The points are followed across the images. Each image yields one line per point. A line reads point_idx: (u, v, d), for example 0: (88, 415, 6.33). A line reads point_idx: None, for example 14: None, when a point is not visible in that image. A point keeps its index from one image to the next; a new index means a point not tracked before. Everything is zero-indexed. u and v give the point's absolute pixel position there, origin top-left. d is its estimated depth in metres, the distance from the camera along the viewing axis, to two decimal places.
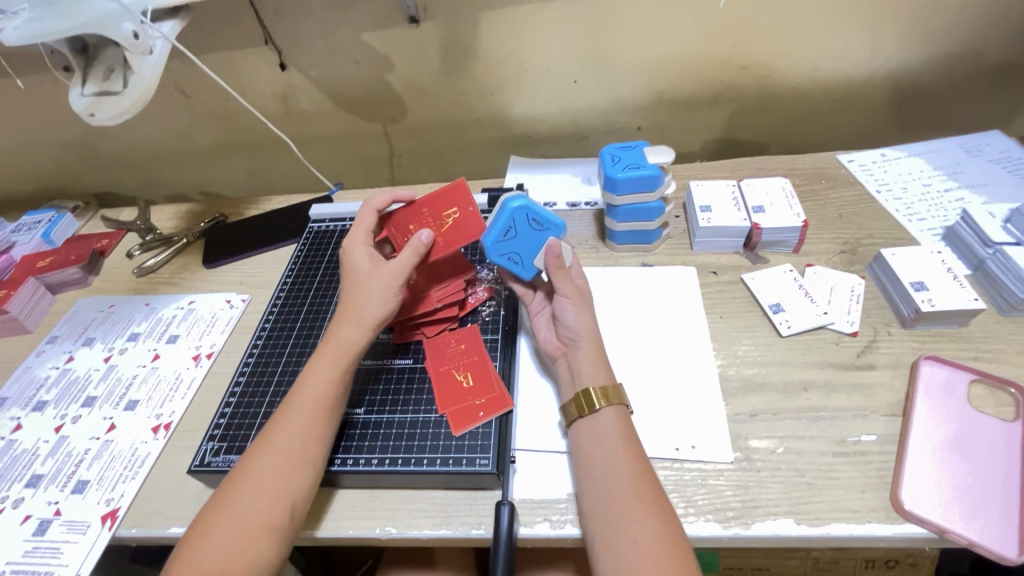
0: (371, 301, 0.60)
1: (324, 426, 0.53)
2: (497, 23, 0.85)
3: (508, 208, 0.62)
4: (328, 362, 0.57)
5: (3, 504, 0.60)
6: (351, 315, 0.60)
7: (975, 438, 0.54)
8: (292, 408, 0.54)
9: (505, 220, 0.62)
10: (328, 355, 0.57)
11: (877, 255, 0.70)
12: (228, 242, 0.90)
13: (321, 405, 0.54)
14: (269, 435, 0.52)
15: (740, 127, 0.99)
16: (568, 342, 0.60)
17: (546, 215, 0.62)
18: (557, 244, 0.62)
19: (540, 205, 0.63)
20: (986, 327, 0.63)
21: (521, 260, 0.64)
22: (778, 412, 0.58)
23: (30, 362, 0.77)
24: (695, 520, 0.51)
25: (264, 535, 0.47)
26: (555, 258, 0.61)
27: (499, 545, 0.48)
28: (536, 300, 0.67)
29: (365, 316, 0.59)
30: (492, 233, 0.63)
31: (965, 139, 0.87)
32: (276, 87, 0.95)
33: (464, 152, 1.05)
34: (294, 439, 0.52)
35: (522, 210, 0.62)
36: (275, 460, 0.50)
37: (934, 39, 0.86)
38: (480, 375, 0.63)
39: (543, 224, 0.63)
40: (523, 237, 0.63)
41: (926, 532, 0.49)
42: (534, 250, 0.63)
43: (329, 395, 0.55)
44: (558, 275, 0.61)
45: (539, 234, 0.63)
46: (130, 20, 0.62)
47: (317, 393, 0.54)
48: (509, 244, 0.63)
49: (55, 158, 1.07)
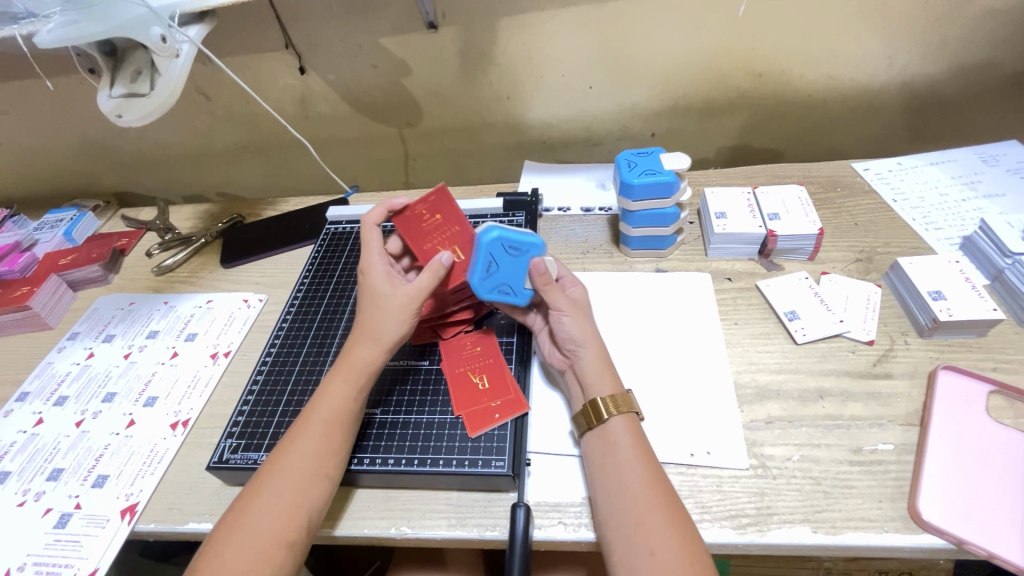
0: (389, 321, 0.58)
1: (340, 441, 0.54)
2: (515, 28, 0.86)
3: (482, 244, 0.61)
4: (344, 379, 0.56)
5: (24, 496, 0.61)
6: (368, 335, 0.58)
7: (994, 450, 0.53)
8: (309, 424, 0.54)
9: (483, 256, 0.61)
10: (345, 371, 0.57)
11: (893, 263, 0.70)
12: (245, 242, 0.91)
13: (338, 421, 0.54)
14: (285, 449, 0.53)
15: (755, 135, 0.99)
16: (570, 352, 0.61)
17: (521, 239, 0.62)
18: (541, 262, 0.61)
19: (513, 231, 0.62)
20: (1005, 337, 0.63)
21: (512, 289, 0.63)
22: (794, 419, 0.58)
23: (51, 358, 0.78)
24: (711, 527, 0.51)
25: (280, 550, 0.47)
26: (542, 275, 0.60)
27: (514, 546, 0.49)
28: (536, 321, 0.66)
29: (382, 336, 0.58)
30: (475, 272, 0.61)
31: (983, 149, 0.87)
32: (295, 90, 0.97)
33: (478, 156, 1.06)
34: (310, 454, 0.52)
35: (496, 241, 0.61)
36: (292, 474, 0.51)
37: (952, 48, 0.86)
38: (496, 378, 0.63)
39: (522, 247, 0.62)
40: (505, 267, 0.62)
41: (945, 544, 0.48)
42: (520, 275, 0.62)
43: (345, 412, 0.55)
44: (549, 290, 0.60)
45: (520, 258, 0.62)
46: (159, 24, 0.64)
47: (334, 409, 0.55)
48: (495, 278, 0.62)
49: (77, 157, 1.09)
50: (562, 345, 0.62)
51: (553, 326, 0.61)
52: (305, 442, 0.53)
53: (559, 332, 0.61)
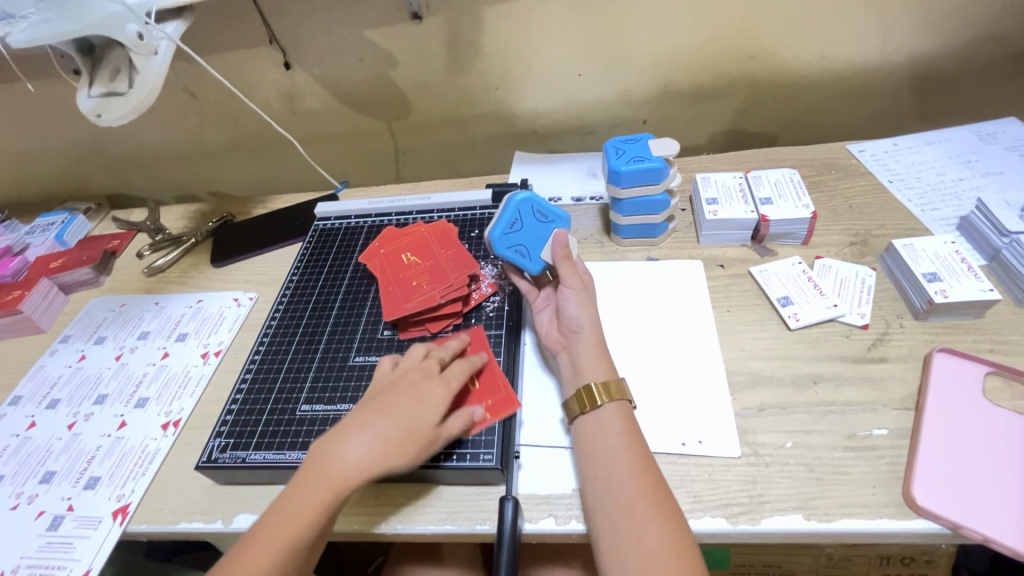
0: (384, 444, 0.50)
1: (285, 572, 0.47)
2: (500, 17, 0.85)
3: (513, 202, 0.67)
4: (314, 496, 0.49)
5: (18, 499, 0.62)
6: (357, 440, 0.51)
7: (988, 432, 0.52)
8: (262, 540, 0.48)
9: (511, 213, 0.67)
10: (316, 482, 0.49)
11: (888, 246, 0.68)
12: (236, 241, 0.91)
13: (300, 537, 0.48)
14: (281, 518, 0.48)
15: (748, 119, 0.98)
16: (570, 334, 0.60)
17: (550, 208, 0.68)
18: (564, 234, 0.65)
19: (545, 200, 0.69)
20: (1002, 318, 0.62)
21: (528, 252, 0.65)
22: (787, 406, 0.57)
23: (44, 361, 0.78)
24: (702, 516, 0.50)
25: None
26: (563, 246, 0.64)
27: (502, 540, 0.48)
28: (540, 296, 0.67)
29: (370, 456, 0.50)
30: (499, 226, 0.66)
31: (980, 127, 0.85)
32: (281, 86, 0.96)
33: (469, 148, 1.05)
34: (303, 534, 0.48)
35: (526, 203, 0.68)
36: (279, 550, 0.47)
37: (948, 23, 0.84)
38: (486, 376, 0.60)
39: (548, 216, 0.68)
40: (528, 228, 0.67)
41: (940, 528, 0.48)
42: (541, 241, 0.66)
43: (306, 537, 0.48)
44: (565, 263, 0.63)
45: (546, 224, 0.67)
46: (135, 21, 0.63)
47: (293, 529, 0.48)
48: (516, 236, 0.66)
49: (67, 160, 1.09)
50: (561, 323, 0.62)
51: (559, 304, 0.62)
52: (258, 561, 0.47)
53: (565, 312, 0.61)
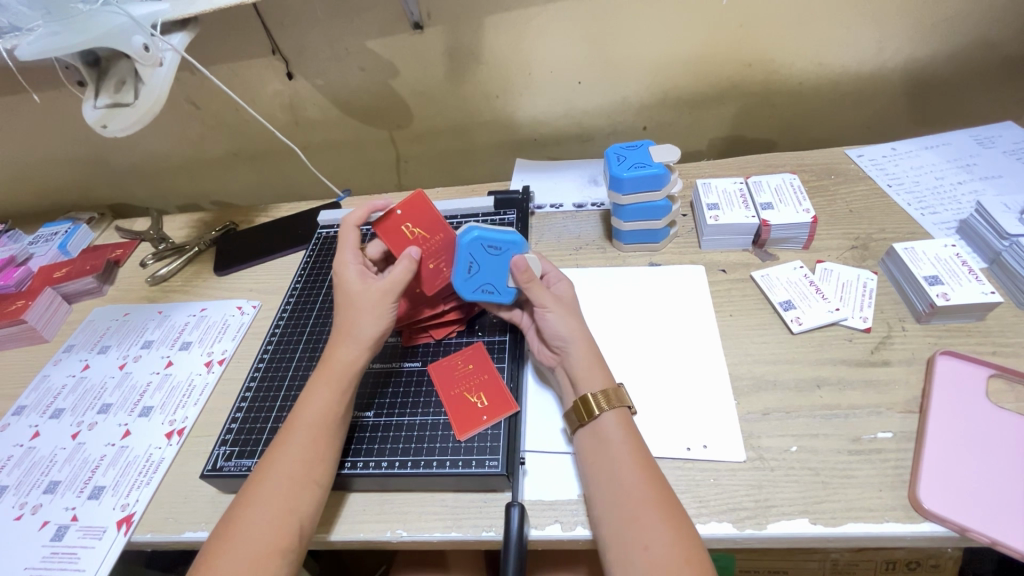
0: (368, 319, 0.58)
1: (325, 445, 0.53)
2: (502, 26, 0.85)
3: (461, 244, 0.61)
4: (326, 384, 0.56)
5: (21, 510, 0.61)
6: (346, 336, 0.58)
7: (994, 435, 0.52)
8: (296, 432, 0.53)
9: (463, 258, 0.61)
10: (326, 375, 0.57)
11: (889, 250, 0.69)
12: (239, 250, 0.91)
13: (298, 463, 0.51)
14: (274, 456, 0.52)
15: (746, 125, 0.99)
16: (559, 349, 0.60)
17: (500, 238, 0.61)
18: (521, 259, 0.61)
19: (493, 230, 0.61)
20: (1004, 321, 0.62)
21: (495, 288, 0.63)
22: (792, 410, 0.58)
23: (48, 371, 0.78)
24: (709, 521, 0.50)
25: (272, 558, 0.47)
26: (524, 272, 0.60)
27: (509, 546, 0.48)
28: (524, 317, 0.65)
29: (361, 335, 0.58)
30: (457, 274, 0.62)
31: (978, 131, 0.86)
32: (284, 96, 0.97)
33: (469, 155, 1.05)
34: (298, 461, 0.51)
35: (476, 241, 0.61)
36: (279, 482, 0.50)
37: (945, 29, 0.85)
38: (493, 394, 0.61)
39: (500, 246, 0.61)
40: (486, 267, 0.62)
41: (947, 531, 0.48)
42: (503, 272, 0.62)
43: (301, 465, 0.51)
44: (532, 288, 0.60)
45: (500, 257, 0.62)
46: (141, 33, 0.64)
47: (317, 413, 0.54)
48: (477, 278, 0.62)
49: (70, 169, 1.10)
50: (550, 342, 0.61)
51: (540, 324, 0.60)
52: (271, 497, 0.49)
53: (547, 330, 0.60)
